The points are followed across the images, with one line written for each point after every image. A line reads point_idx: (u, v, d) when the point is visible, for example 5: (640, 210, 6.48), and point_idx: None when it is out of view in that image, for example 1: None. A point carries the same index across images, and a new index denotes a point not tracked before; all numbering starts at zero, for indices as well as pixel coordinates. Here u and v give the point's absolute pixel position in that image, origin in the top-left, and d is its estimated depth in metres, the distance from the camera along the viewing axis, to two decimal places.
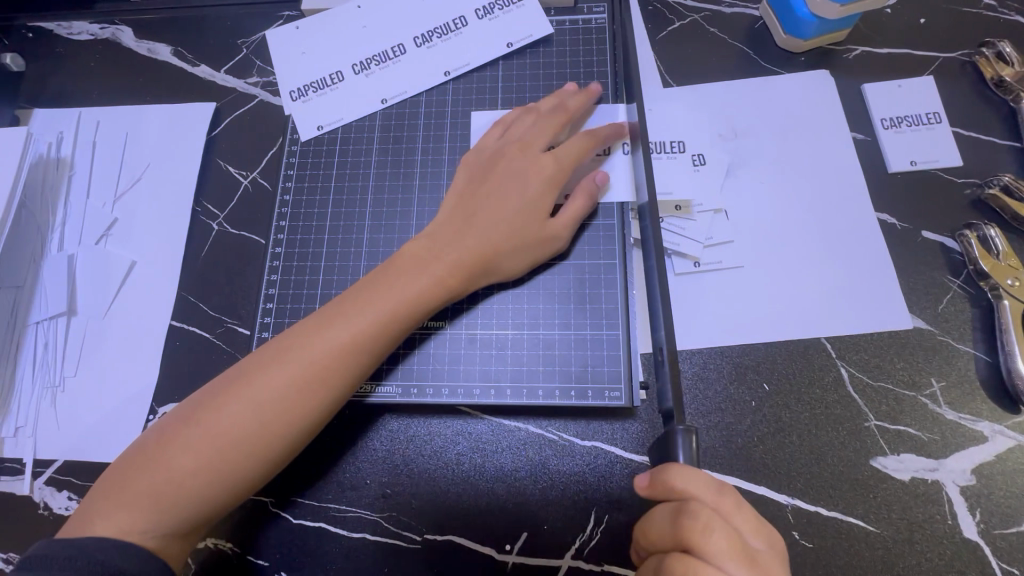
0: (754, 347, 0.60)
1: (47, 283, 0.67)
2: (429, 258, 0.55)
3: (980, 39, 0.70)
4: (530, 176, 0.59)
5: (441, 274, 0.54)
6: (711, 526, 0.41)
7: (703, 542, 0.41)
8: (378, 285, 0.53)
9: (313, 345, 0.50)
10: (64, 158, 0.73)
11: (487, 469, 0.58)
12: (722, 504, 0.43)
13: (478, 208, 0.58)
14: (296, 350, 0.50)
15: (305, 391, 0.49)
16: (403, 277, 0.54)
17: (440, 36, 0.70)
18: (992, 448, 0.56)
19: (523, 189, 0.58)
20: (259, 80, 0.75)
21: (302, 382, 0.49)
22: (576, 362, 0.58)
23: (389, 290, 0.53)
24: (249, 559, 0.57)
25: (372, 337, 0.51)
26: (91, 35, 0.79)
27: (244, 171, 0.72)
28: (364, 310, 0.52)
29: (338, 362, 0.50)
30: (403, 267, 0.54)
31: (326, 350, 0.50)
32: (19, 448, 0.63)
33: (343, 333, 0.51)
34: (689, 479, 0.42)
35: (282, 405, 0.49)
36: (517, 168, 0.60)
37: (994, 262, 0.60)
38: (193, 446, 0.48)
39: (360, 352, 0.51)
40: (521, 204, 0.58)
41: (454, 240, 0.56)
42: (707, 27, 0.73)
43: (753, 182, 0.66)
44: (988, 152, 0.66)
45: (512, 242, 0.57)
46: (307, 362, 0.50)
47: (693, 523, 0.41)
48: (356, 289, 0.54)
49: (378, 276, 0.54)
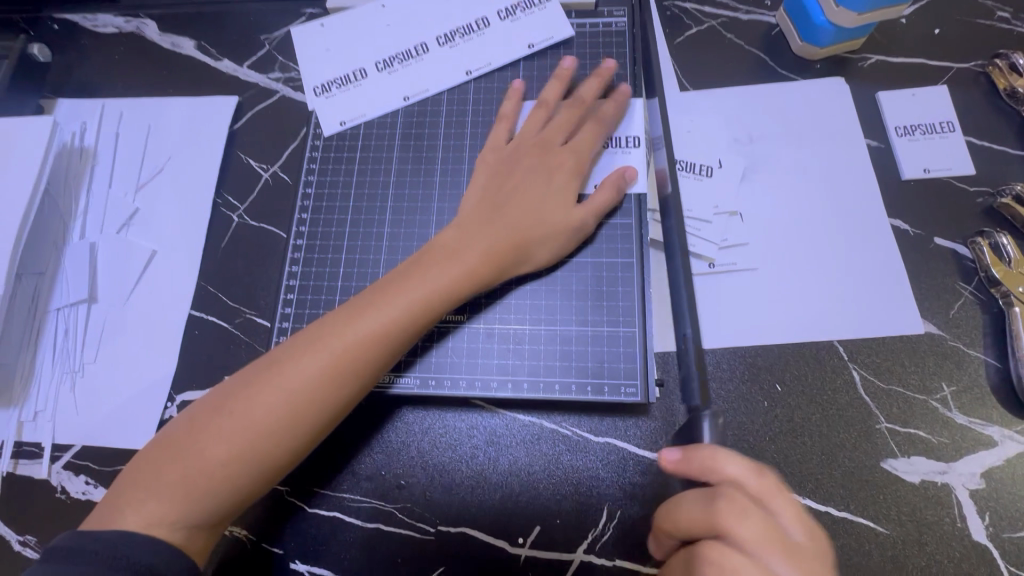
0: (768, 348, 0.61)
1: (68, 270, 0.68)
2: (457, 250, 0.56)
3: (994, 51, 0.71)
4: (554, 171, 0.61)
5: (470, 266, 0.55)
6: (747, 511, 0.41)
7: (735, 526, 0.41)
8: (406, 277, 0.54)
9: (341, 335, 0.51)
10: (87, 148, 0.74)
11: (501, 463, 0.59)
12: (763, 489, 0.43)
13: (503, 201, 0.59)
14: (325, 341, 0.51)
15: (335, 381, 0.50)
16: (432, 270, 0.54)
17: (462, 36, 0.71)
18: (1002, 452, 0.56)
19: (546, 184, 0.60)
20: (281, 76, 0.76)
21: (332, 371, 0.50)
22: (592, 358, 0.59)
23: (419, 282, 0.53)
24: (264, 547, 0.58)
25: (402, 327, 0.52)
26: (116, 29, 0.80)
27: (264, 164, 0.73)
28: (395, 301, 0.52)
29: (367, 352, 0.51)
30: (431, 260, 0.55)
31: (355, 341, 0.51)
32: (38, 433, 0.63)
33: (371, 324, 0.51)
34: (732, 464, 0.43)
35: (310, 395, 0.49)
36: (542, 163, 0.61)
37: (1006, 269, 0.60)
38: (222, 436, 0.48)
39: (390, 342, 0.52)
40: (544, 199, 0.59)
41: (481, 231, 0.57)
42: (725, 33, 0.74)
43: (768, 185, 0.67)
44: (1000, 161, 0.67)
45: (538, 233, 0.58)
46: (337, 351, 0.50)
47: (730, 505, 0.42)
48: (385, 281, 0.55)
49: (408, 268, 0.55)
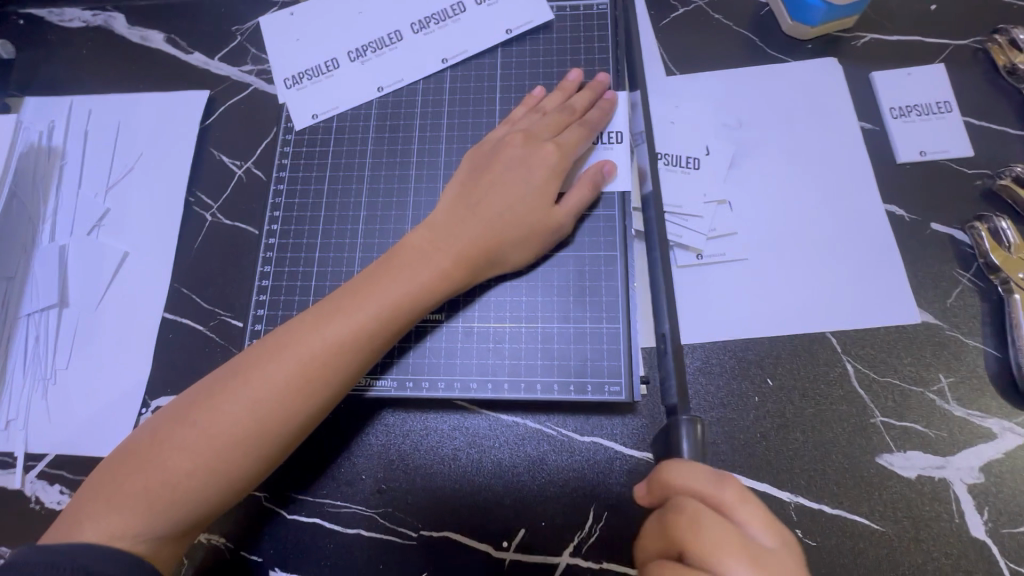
0: (758, 342, 0.59)
1: (37, 274, 0.66)
2: (429, 250, 0.54)
3: (992, 26, 0.68)
4: (533, 167, 0.57)
5: (441, 267, 0.53)
6: (700, 519, 0.38)
7: (693, 537, 0.38)
8: (376, 280, 0.52)
9: (309, 341, 0.49)
10: (55, 148, 0.71)
11: (485, 464, 0.57)
12: (722, 497, 0.40)
13: (479, 199, 0.56)
14: (292, 348, 0.49)
15: (302, 390, 0.48)
16: (402, 272, 0.52)
17: (437, 23, 0.68)
18: (1001, 445, 0.54)
19: (526, 179, 0.57)
20: (253, 68, 0.73)
21: (298, 379, 0.48)
22: (575, 356, 0.57)
23: (389, 285, 0.52)
24: (242, 554, 0.56)
25: (370, 333, 0.50)
26: (83, 23, 0.77)
27: (238, 161, 0.70)
28: (364, 305, 0.51)
29: (335, 360, 0.49)
30: (402, 261, 0.53)
31: (322, 348, 0.49)
32: (11, 442, 0.62)
33: (340, 330, 0.49)
34: (686, 474, 0.40)
35: (277, 405, 0.47)
36: (522, 157, 0.58)
37: (1005, 255, 0.58)
38: (186, 446, 0.46)
39: (359, 349, 0.50)
40: (523, 197, 0.56)
41: (453, 230, 0.55)
42: (712, 14, 0.71)
43: (757, 172, 0.64)
44: (999, 141, 0.64)
45: (514, 234, 0.56)
46: (304, 360, 0.48)
47: (681, 517, 0.39)
48: (354, 283, 0.53)
49: (379, 269, 0.53)
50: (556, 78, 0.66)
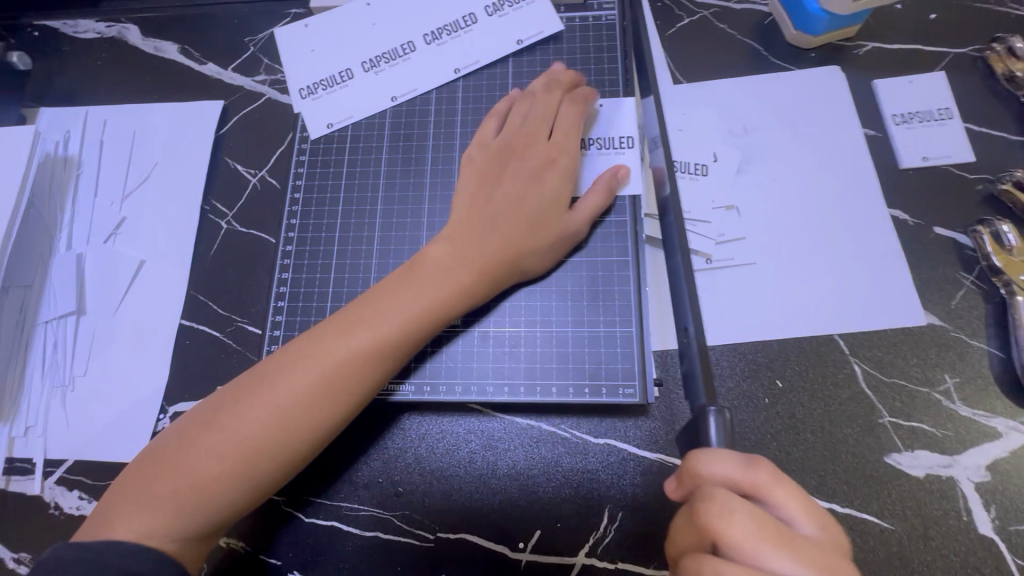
0: (768, 344, 0.60)
1: (55, 282, 0.67)
2: (450, 262, 0.55)
3: (991, 35, 0.70)
4: (548, 178, 0.59)
5: (462, 278, 0.54)
6: (731, 507, 0.38)
7: (724, 527, 0.38)
8: (398, 290, 0.53)
9: (335, 350, 0.50)
10: (71, 157, 0.72)
11: (500, 467, 0.58)
12: (755, 482, 0.39)
13: (497, 210, 0.57)
14: (318, 357, 0.50)
15: (328, 398, 0.49)
16: (424, 283, 0.53)
17: (450, 34, 0.69)
18: (1006, 443, 0.56)
19: (541, 189, 0.58)
20: (267, 78, 0.75)
21: (324, 387, 0.49)
22: (589, 360, 0.58)
23: (412, 296, 0.53)
24: (261, 558, 0.57)
25: (394, 343, 0.51)
26: (98, 34, 0.78)
27: (252, 169, 0.71)
28: (388, 314, 0.52)
29: (360, 368, 0.50)
30: (423, 271, 0.54)
31: (348, 357, 0.50)
32: (29, 448, 0.62)
33: (365, 340, 0.50)
34: (712, 463, 0.40)
35: (304, 412, 0.48)
36: (533, 167, 0.59)
37: (1008, 257, 0.60)
38: (215, 451, 0.47)
39: (383, 358, 0.51)
40: (540, 206, 0.57)
41: (474, 242, 0.56)
42: (717, 24, 0.72)
43: (764, 178, 0.65)
44: (1000, 147, 0.65)
45: (532, 244, 0.57)
46: (331, 369, 0.49)
47: (712, 506, 0.38)
48: (377, 292, 0.54)
49: (401, 279, 0.54)
50: None
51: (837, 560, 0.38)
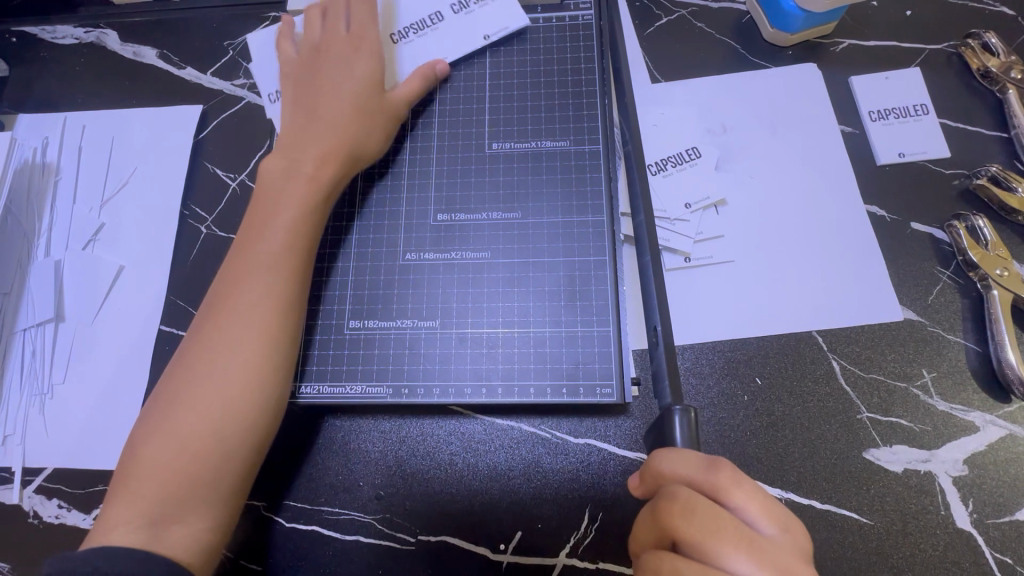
0: (747, 342, 0.60)
1: (33, 289, 0.67)
2: (291, 165, 0.59)
3: (966, 31, 0.70)
4: (340, 84, 0.62)
5: (310, 170, 0.58)
6: (692, 506, 0.39)
7: (684, 525, 0.39)
8: (264, 205, 0.57)
9: (234, 284, 0.53)
10: (49, 164, 0.72)
11: (481, 469, 0.58)
12: (715, 482, 0.40)
13: (313, 110, 0.61)
14: (223, 297, 0.53)
15: (251, 321, 0.52)
16: (282, 191, 0.57)
17: (416, 31, 0.68)
18: (984, 437, 0.56)
19: (332, 95, 0.62)
20: (246, 83, 0.75)
21: (239, 313, 0.52)
22: (567, 360, 0.58)
23: (280, 205, 0.57)
24: (242, 564, 0.57)
25: (282, 245, 0.55)
26: (76, 39, 0.78)
27: (232, 173, 0.71)
28: (268, 225, 0.56)
29: (265, 278, 0.53)
30: (274, 184, 0.58)
31: (248, 278, 0.53)
32: (8, 457, 0.62)
33: (259, 254, 0.54)
34: (675, 462, 0.41)
35: (235, 347, 0.51)
36: (340, 67, 0.63)
37: (983, 252, 0.60)
38: (175, 426, 0.49)
39: (279, 261, 0.54)
40: (335, 109, 0.61)
41: (309, 137, 0.60)
42: (694, 22, 0.73)
43: (741, 175, 0.66)
44: (975, 142, 0.66)
45: (357, 131, 0.61)
46: (235, 294, 0.53)
47: (672, 505, 0.39)
48: (249, 220, 0.57)
49: (262, 199, 0.58)
50: (543, 87, 0.67)
51: (794, 561, 0.38)
